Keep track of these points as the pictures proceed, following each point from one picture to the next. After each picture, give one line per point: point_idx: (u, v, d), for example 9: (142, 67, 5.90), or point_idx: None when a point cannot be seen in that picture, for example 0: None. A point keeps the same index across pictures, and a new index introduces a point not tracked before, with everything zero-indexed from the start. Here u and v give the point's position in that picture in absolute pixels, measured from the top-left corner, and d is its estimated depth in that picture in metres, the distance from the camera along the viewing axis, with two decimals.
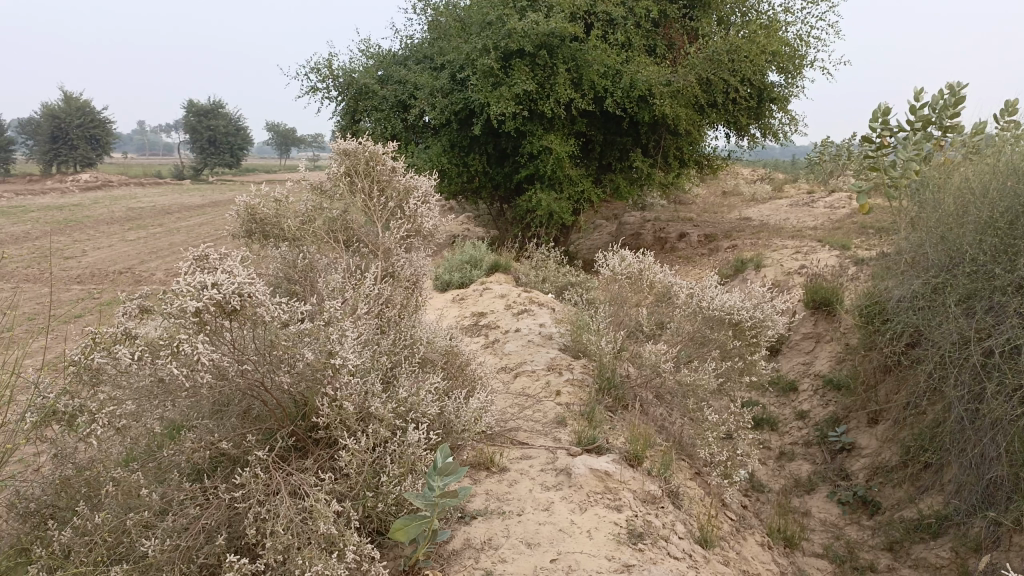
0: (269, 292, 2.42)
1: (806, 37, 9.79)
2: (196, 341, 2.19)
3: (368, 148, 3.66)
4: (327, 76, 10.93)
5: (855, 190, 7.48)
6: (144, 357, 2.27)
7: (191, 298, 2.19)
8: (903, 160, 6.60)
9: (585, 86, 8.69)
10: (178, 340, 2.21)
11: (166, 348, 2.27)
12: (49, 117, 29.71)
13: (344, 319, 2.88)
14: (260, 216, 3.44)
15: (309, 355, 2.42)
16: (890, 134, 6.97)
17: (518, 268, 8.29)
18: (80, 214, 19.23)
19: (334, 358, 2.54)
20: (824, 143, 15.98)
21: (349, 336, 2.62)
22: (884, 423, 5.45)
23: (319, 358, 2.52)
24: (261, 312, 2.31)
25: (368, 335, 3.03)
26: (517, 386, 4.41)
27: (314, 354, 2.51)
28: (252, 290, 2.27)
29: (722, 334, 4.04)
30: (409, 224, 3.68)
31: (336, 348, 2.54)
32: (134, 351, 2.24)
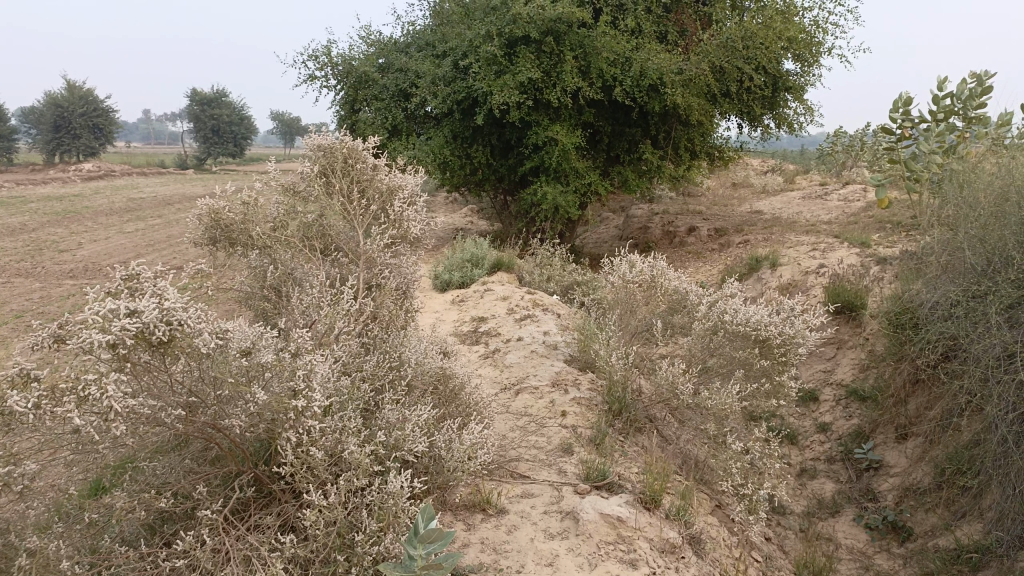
0: (207, 316, 2.01)
1: (823, 23, 9.33)
2: (105, 382, 1.76)
3: (346, 143, 3.21)
4: (326, 63, 10.51)
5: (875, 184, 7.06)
6: (42, 405, 1.80)
7: (98, 331, 1.77)
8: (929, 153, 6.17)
9: (593, 74, 8.25)
10: (84, 382, 1.77)
11: (70, 392, 1.82)
12: (52, 106, 29.41)
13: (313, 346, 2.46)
14: (226, 221, 2.98)
15: (262, 395, 2.02)
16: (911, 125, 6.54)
17: (522, 266, 7.89)
18: (81, 204, 18.89)
19: (298, 398, 2.16)
20: (837, 132, 15.52)
21: (319, 371, 2.23)
22: (915, 440, 5.04)
23: (280, 398, 2.14)
24: (196, 343, 1.92)
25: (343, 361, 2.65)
26: (518, 405, 4.02)
27: (274, 393, 2.13)
28: (182, 317, 1.87)
29: (746, 352, 3.62)
30: (394, 230, 3.25)
31: (301, 386, 2.17)
32: (31, 398, 1.78)
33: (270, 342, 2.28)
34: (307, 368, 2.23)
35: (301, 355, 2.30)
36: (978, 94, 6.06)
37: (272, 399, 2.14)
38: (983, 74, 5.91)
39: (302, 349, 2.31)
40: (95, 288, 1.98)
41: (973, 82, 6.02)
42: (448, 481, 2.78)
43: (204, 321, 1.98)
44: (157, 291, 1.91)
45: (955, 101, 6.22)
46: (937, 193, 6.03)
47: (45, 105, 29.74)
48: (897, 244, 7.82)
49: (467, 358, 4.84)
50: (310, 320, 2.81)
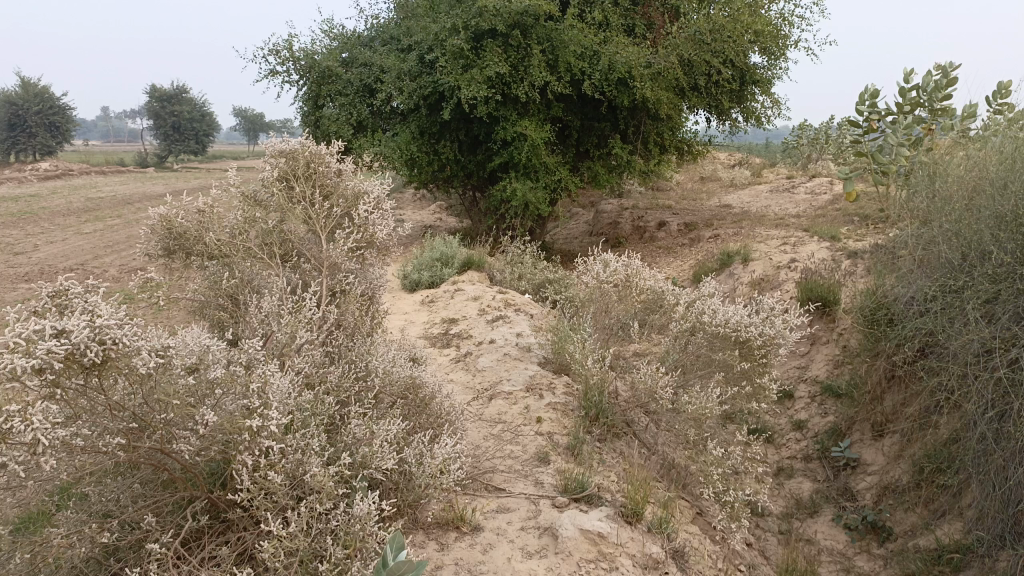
0: (145, 332, 1.85)
1: (789, 16, 9.28)
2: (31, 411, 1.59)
3: (309, 148, 3.01)
4: (288, 58, 10.24)
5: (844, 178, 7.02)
6: None
7: (22, 356, 1.59)
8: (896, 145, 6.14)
9: (561, 68, 8.11)
10: (7, 413, 1.59)
11: None
12: (6, 104, 28.53)
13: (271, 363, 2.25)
14: (179, 228, 2.80)
15: (211, 416, 1.86)
16: (878, 118, 6.50)
17: (492, 264, 7.74)
18: (37, 204, 18.30)
19: (253, 417, 1.98)
20: (803, 126, 15.59)
21: (275, 384, 2.05)
22: (892, 436, 4.99)
23: (232, 418, 1.97)
24: (135, 362, 1.76)
25: (304, 377, 2.48)
26: (492, 411, 3.88)
27: (226, 413, 1.96)
28: (116, 335, 1.70)
29: (726, 354, 3.50)
30: (358, 235, 3.03)
31: (255, 404, 2.00)
32: None
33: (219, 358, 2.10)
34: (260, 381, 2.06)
35: (254, 368, 2.13)
36: (944, 85, 6.03)
37: (222, 418, 1.96)
38: (948, 65, 5.88)
39: (256, 362, 2.14)
40: (18, 306, 1.80)
41: (939, 74, 5.99)
42: (419, 499, 2.63)
43: (142, 338, 1.82)
44: (88, 308, 1.74)
45: (922, 93, 6.18)
46: (904, 186, 6.00)
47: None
48: (867, 237, 7.81)
49: (437, 363, 4.67)
50: (270, 334, 2.62)
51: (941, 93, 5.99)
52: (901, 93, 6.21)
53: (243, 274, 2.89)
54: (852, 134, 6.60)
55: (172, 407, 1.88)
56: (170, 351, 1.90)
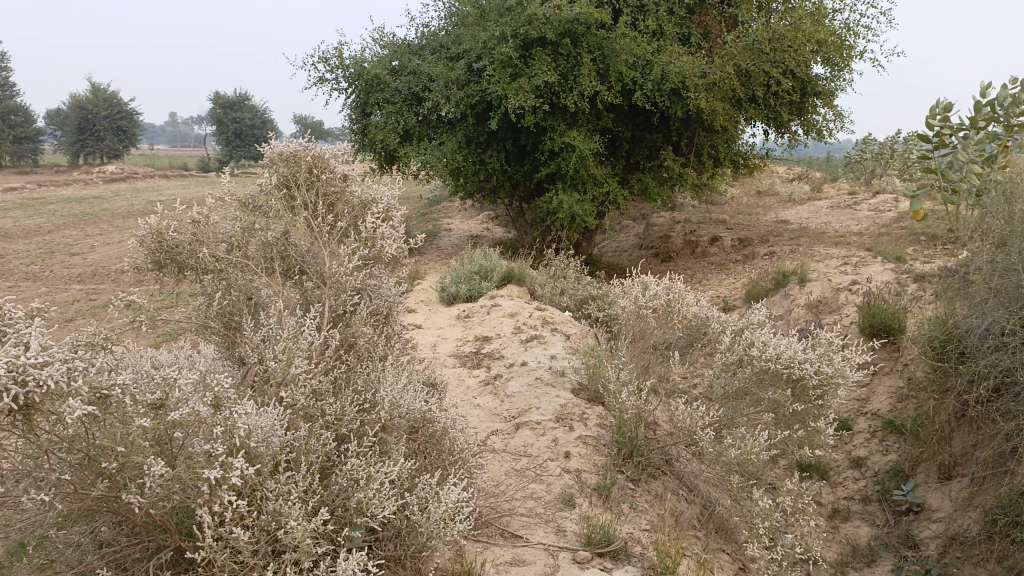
0: (83, 372, 1.65)
1: (854, 25, 8.80)
2: None
3: (311, 152, 2.82)
4: (337, 65, 10.13)
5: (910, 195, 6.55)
6: None
7: None
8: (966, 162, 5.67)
9: (612, 78, 7.80)
10: None
11: None
12: (77, 109, 29.43)
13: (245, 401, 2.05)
14: (171, 241, 2.58)
15: (158, 466, 1.68)
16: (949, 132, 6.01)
17: (534, 278, 7.45)
18: (100, 206, 18.67)
19: (214, 466, 1.79)
20: (868, 139, 14.94)
21: (244, 426, 1.89)
22: (960, 481, 4.53)
23: (191, 467, 1.78)
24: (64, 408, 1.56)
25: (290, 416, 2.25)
26: (517, 442, 3.60)
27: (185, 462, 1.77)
28: (40, 375, 1.50)
29: (778, 393, 3.13)
30: (365, 250, 2.83)
31: (217, 452, 1.81)
32: None
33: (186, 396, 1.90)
34: (227, 421, 1.91)
35: (224, 407, 1.96)
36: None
37: (179, 467, 1.78)
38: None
39: (226, 400, 1.97)
40: None
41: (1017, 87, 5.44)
42: (420, 551, 2.36)
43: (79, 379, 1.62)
44: (20, 340, 1.55)
45: (998, 107, 5.64)
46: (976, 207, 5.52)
47: (69, 108, 29.78)
48: (935, 259, 7.29)
49: (465, 386, 4.41)
50: (262, 368, 2.40)
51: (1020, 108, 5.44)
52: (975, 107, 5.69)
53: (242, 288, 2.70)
54: (919, 148, 6.14)
55: (116, 456, 1.69)
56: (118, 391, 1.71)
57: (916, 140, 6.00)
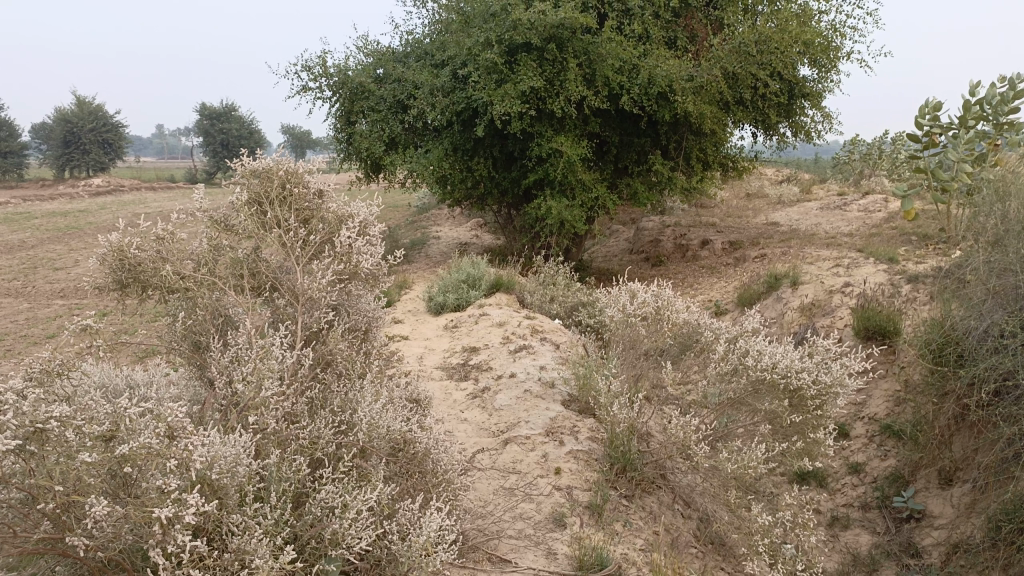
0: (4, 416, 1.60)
1: (840, 26, 8.73)
2: None
3: (284, 165, 2.70)
4: (320, 74, 9.97)
5: (900, 196, 6.47)
6: None
7: None
8: (956, 161, 5.58)
9: (599, 82, 7.70)
10: None
11: None
12: (61, 122, 29.15)
13: (204, 431, 1.92)
14: (133, 259, 2.45)
15: (99, 508, 1.58)
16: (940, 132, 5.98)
17: (523, 286, 7.32)
18: (84, 220, 18.39)
19: (165, 505, 1.68)
20: (855, 140, 14.91)
21: (198, 458, 1.77)
22: (962, 487, 4.42)
23: (139, 507, 1.67)
24: None
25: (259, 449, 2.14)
26: (505, 459, 3.46)
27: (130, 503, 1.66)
28: None
29: (776, 403, 2.98)
30: (341, 265, 2.69)
31: (170, 489, 1.70)
32: None
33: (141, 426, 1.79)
34: (183, 453, 1.78)
35: (179, 438, 1.82)
36: (1012, 97, 5.41)
37: (130, 505, 1.68)
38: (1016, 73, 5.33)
39: (180, 431, 1.83)
40: None
41: (1006, 84, 5.40)
42: None
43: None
44: None
45: (986, 105, 5.60)
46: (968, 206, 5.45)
47: (54, 121, 29.49)
48: (927, 260, 7.21)
49: (451, 401, 4.27)
50: (231, 393, 2.28)
51: (1009, 106, 5.40)
52: (964, 106, 5.67)
53: (211, 306, 2.57)
54: (908, 149, 6.05)
55: (52, 496, 1.62)
56: (53, 426, 1.66)
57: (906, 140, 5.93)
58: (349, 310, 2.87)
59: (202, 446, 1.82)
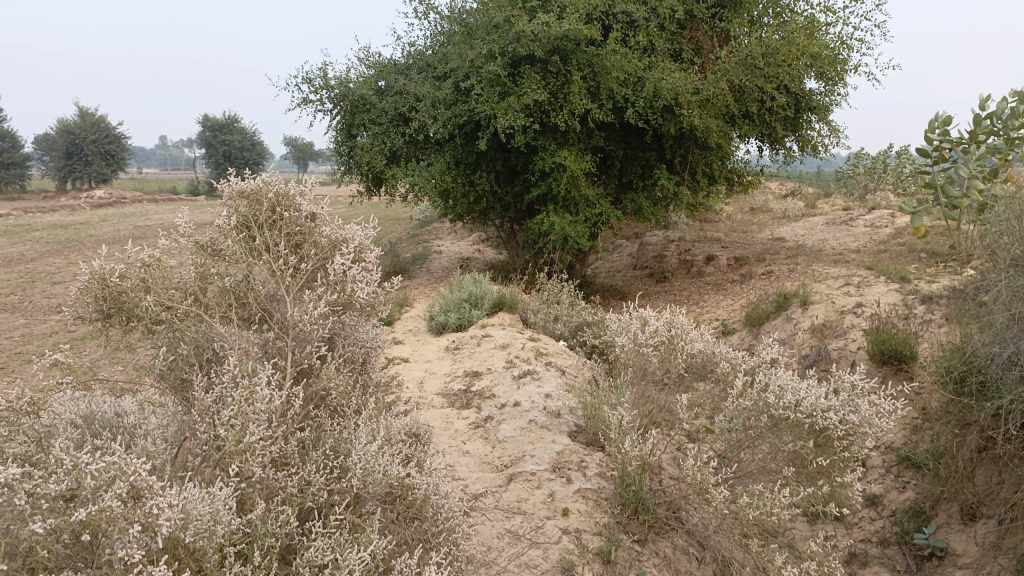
0: None
1: (848, 39, 8.57)
2: None
3: (274, 187, 2.51)
4: (321, 87, 9.82)
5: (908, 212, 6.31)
6: None
7: None
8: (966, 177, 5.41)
9: (604, 95, 7.54)
10: None
11: None
12: (64, 134, 29.09)
13: (172, 489, 1.75)
14: (115, 288, 2.25)
15: None
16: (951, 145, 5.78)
17: (526, 305, 7.13)
18: (84, 233, 18.26)
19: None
20: (860, 154, 14.75)
21: (166, 520, 1.63)
22: (985, 522, 4.14)
23: None
24: None
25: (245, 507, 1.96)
26: (509, 498, 3.27)
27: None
28: None
29: (801, 444, 2.79)
30: (334, 295, 2.51)
31: (135, 559, 1.53)
32: None
33: (98, 487, 1.66)
34: (148, 516, 1.63)
35: (145, 500, 1.66)
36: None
37: None
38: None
39: (147, 492, 1.67)
40: None
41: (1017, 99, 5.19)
42: None
43: None
44: None
45: (998, 120, 5.40)
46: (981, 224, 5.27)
47: (56, 132, 29.41)
48: (940, 279, 7.01)
49: (453, 431, 4.08)
50: (213, 436, 2.09)
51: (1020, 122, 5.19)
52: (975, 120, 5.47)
53: (199, 338, 2.36)
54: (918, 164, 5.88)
55: None
56: None
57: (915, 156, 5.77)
58: (345, 341, 2.68)
59: (171, 508, 1.67)
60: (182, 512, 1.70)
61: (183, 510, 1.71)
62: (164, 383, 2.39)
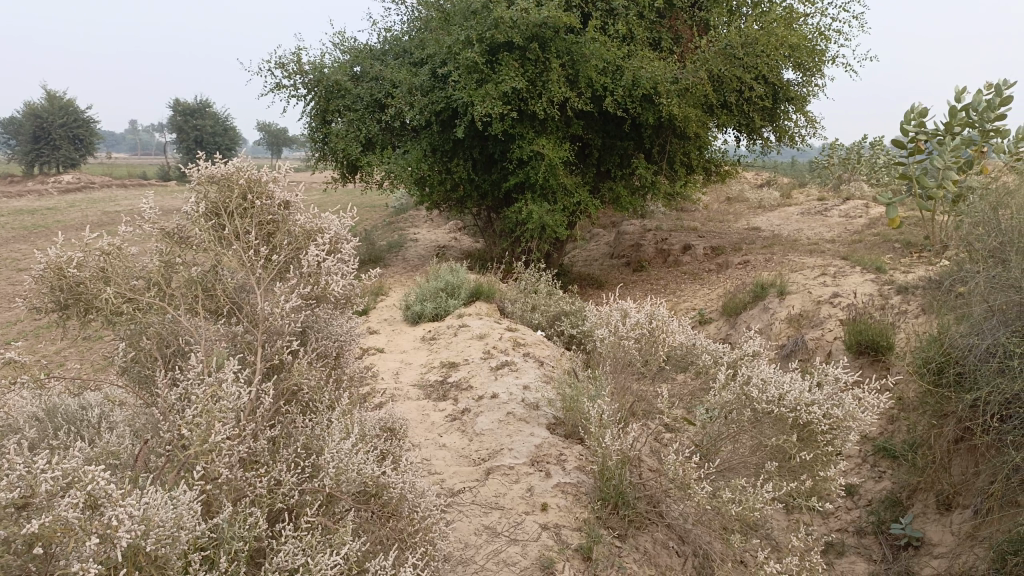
0: None
1: (826, 30, 8.56)
2: None
3: (245, 173, 2.40)
4: (295, 72, 9.62)
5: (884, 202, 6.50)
6: None
7: None
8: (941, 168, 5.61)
9: (582, 83, 7.46)
10: None
11: None
12: (31, 117, 28.43)
13: (132, 495, 1.66)
14: (72, 279, 2.13)
15: None
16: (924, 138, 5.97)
17: (504, 294, 7.04)
18: (52, 219, 17.86)
19: None
20: (835, 145, 14.81)
21: (127, 530, 1.54)
22: (961, 511, 4.11)
23: None
24: None
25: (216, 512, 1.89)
26: (487, 493, 3.21)
27: None
28: None
29: (783, 440, 2.76)
30: (307, 287, 2.42)
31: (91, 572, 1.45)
32: None
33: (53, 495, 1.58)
34: (106, 526, 1.55)
35: (104, 509, 1.59)
36: (998, 104, 5.50)
37: None
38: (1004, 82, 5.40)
39: (105, 500, 1.60)
40: None
41: (992, 91, 5.46)
42: None
43: None
44: None
45: (972, 112, 5.65)
46: (958, 214, 5.32)
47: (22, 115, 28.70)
48: (916, 269, 7.00)
49: (430, 424, 4.01)
50: (177, 435, 2.00)
51: (995, 112, 5.47)
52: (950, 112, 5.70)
53: (163, 331, 2.26)
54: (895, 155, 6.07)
55: None
56: None
57: (893, 146, 5.97)
58: (318, 334, 2.59)
59: (131, 517, 1.58)
60: (141, 519, 1.61)
61: (143, 516, 1.62)
62: (127, 376, 2.29)
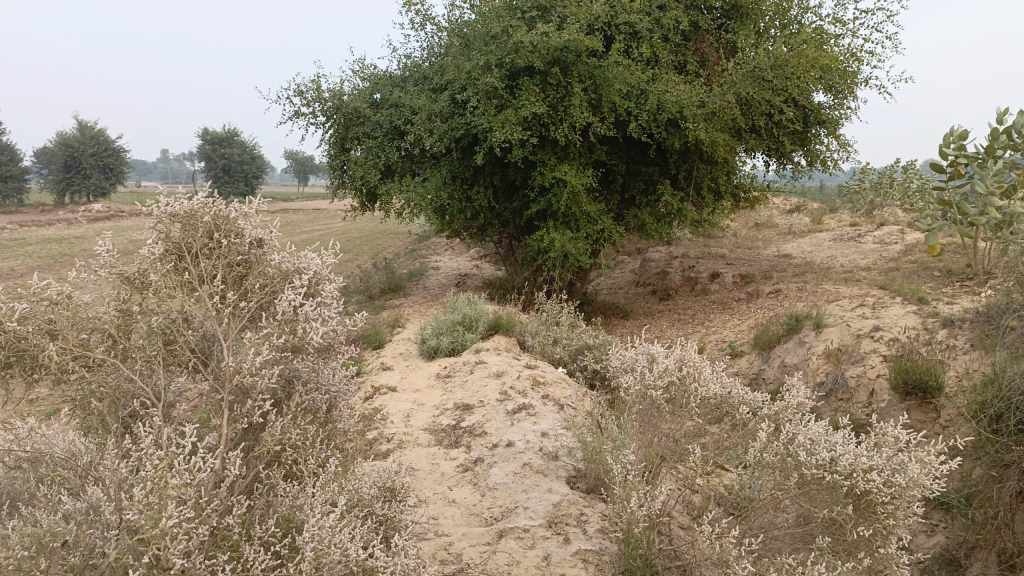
0: None
1: (858, 51, 8.21)
2: None
3: (211, 210, 2.12)
4: (313, 99, 9.45)
5: (922, 228, 6.09)
6: None
7: None
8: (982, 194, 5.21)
9: (605, 109, 7.17)
10: None
11: None
12: (63, 146, 28.76)
13: None
14: (14, 333, 1.86)
15: None
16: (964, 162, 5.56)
17: (524, 327, 6.71)
18: (81, 247, 17.89)
19: None
20: (867, 169, 14.34)
21: None
22: None
23: None
24: None
25: None
26: (498, 560, 2.87)
27: None
28: None
29: (836, 511, 2.40)
30: (285, 338, 2.12)
31: None
32: None
33: None
34: None
35: None
36: None
37: None
38: None
39: None
40: None
41: None
42: None
43: None
44: None
45: (1015, 134, 5.26)
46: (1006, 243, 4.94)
47: (55, 145, 29.09)
48: (960, 299, 6.54)
49: (440, 475, 3.69)
50: (126, 518, 1.70)
51: None
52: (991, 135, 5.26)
53: (118, 391, 2.05)
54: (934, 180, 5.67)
55: None
56: None
57: (930, 171, 5.57)
58: (304, 388, 2.30)
59: None
60: None
61: None
62: None
